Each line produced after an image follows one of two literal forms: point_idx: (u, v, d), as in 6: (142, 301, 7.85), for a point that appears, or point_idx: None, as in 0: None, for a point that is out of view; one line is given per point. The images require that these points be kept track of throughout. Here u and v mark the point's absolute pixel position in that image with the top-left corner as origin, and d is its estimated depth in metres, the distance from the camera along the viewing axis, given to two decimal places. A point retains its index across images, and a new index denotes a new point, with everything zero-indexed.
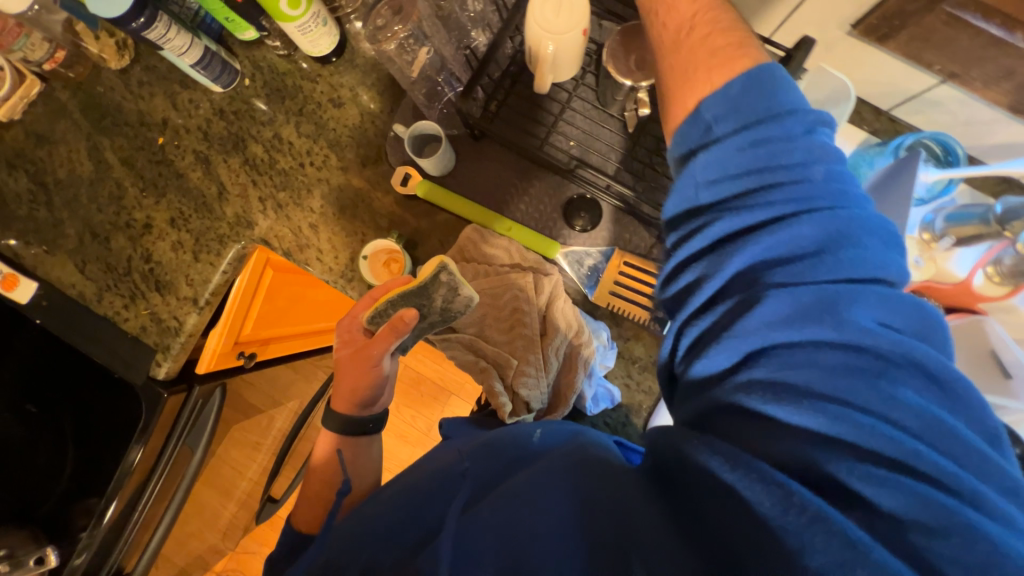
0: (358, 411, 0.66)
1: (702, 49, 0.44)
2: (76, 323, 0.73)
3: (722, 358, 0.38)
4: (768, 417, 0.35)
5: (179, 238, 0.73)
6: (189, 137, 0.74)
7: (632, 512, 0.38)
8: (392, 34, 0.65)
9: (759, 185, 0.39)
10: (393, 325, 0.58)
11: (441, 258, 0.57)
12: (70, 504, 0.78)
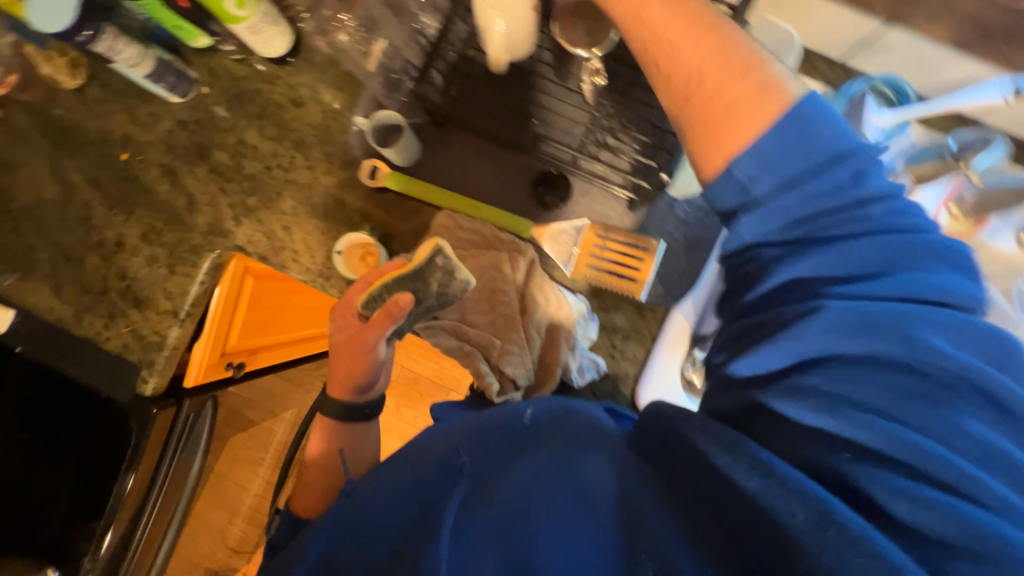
0: (353, 395, 0.68)
1: (728, 91, 0.41)
2: (58, 346, 0.73)
3: (781, 382, 0.37)
4: (826, 436, 0.35)
5: (153, 252, 0.73)
6: (154, 151, 0.73)
7: (626, 490, 0.39)
8: (340, 24, 0.71)
9: (808, 220, 0.38)
10: (388, 310, 0.59)
11: (437, 241, 0.59)
12: (66, 532, 0.78)
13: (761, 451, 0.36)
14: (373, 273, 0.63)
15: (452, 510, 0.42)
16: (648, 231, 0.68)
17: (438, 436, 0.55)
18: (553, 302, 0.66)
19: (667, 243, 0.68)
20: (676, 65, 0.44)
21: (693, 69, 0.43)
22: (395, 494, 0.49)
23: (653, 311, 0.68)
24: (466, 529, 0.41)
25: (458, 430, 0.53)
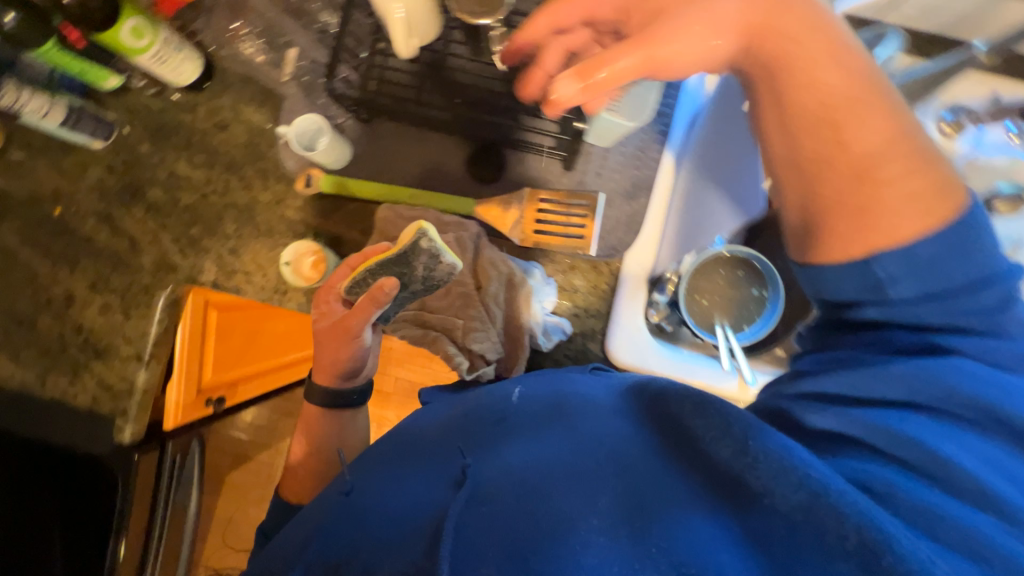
0: (341, 380, 0.68)
1: (894, 171, 0.36)
2: (26, 411, 0.72)
3: (846, 411, 0.35)
4: (868, 445, 0.33)
5: (105, 301, 0.72)
6: (86, 200, 0.73)
7: (638, 465, 0.38)
8: (235, 33, 0.71)
9: (935, 321, 0.35)
10: (372, 295, 0.57)
11: (420, 223, 0.55)
12: None
13: (805, 463, 0.32)
14: (359, 258, 0.62)
15: (462, 499, 0.39)
16: (588, 188, 0.69)
17: (434, 437, 0.53)
18: (504, 275, 0.66)
19: (607, 196, 0.69)
20: (849, 136, 0.37)
21: (874, 146, 0.37)
22: (407, 492, 0.46)
23: (608, 264, 0.69)
24: (470, 519, 0.37)
25: (452, 429, 0.53)
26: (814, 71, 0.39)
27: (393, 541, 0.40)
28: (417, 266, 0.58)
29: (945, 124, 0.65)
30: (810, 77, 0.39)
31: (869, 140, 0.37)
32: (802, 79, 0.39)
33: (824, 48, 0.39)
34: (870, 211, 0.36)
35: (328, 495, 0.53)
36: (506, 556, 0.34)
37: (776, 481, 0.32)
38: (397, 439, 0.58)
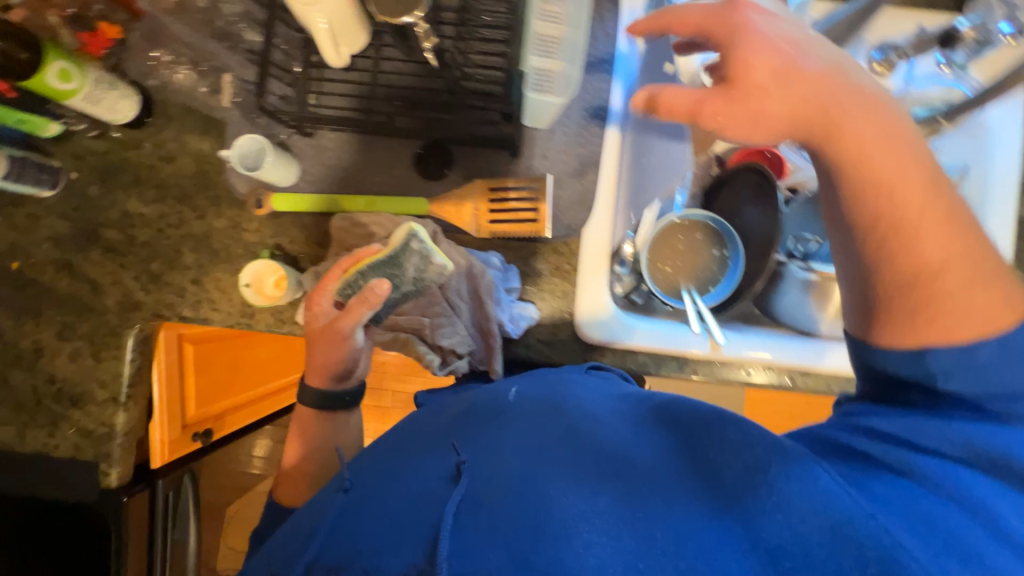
0: (332, 384, 0.68)
1: (959, 277, 0.40)
2: (11, 467, 0.72)
3: (874, 450, 0.39)
4: (890, 478, 0.37)
5: (74, 348, 0.72)
6: (43, 251, 0.73)
7: (643, 468, 0.41)
8: (160, 62, 0.70)
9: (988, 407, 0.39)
10: (364, 296, 0.58)
11: (410, 225, 0.58)
12: None
13: (834, 488, 0.36)
14: (348, 260, 0.62)
15: (456, 497, 0.41)
16: (536, 171, 0.70)
17: (429, 430, 0.54)
18: (466, 270, 0.66)
19: (557, 177, 0.69)
20: (915, 252, 0.40)
21: (938, 261, 0.40)
22: (404, 483, 0.46)
23: (567, 244, 0.70)
24: (464, 522, 0.39)
25: (447, 421, 0.54)
26: (891, 176, 0.40)
27: (388, 534, 0.41)
28: (409, 266, 0.60)
29: (875, 63, 0.66)
30: (887, 173, 0.40)
31: (937, 249, 0.40)
32: (882, 182, 0.40)
33: (898, 160, 0.40)
34: (932, 318, 0.40)
35: (325, 496, 0.52)
36: (509, 557, 0.36)
37: (800, 505, 0.36)
38: (400, 433, 0.59)
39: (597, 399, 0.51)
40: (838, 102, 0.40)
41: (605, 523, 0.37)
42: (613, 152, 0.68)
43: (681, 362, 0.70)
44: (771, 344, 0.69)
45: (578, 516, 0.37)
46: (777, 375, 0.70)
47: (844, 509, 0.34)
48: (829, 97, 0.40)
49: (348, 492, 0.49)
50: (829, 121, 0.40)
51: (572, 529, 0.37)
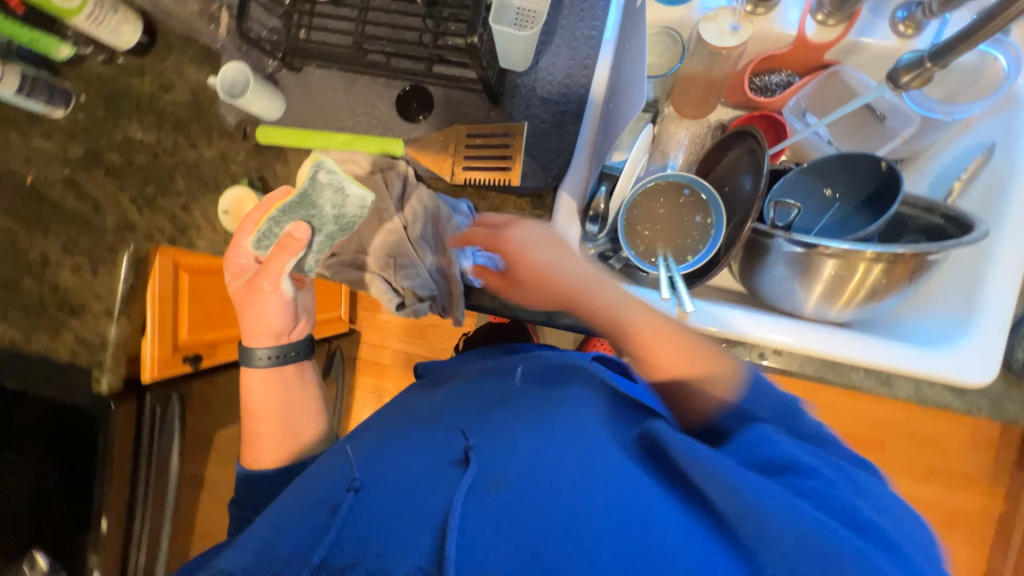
0: (277, 341, 0.70)
1: (678, 388, 0.53)
2: (19, 365, 0.79)
3: (775, 462, 0.42)
4: (818, 491, 0.39)
5: (75, 262, 0.77)
6: (53, 169, 0.77)
7: (632, 471, 0.41)
8: None
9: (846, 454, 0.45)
10: (284, 243, 0.62)
11: (315, 156, 0.60)
12: (70, 540, 0.80)
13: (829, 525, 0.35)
14: (261, 210, 0.64)
15: (462, 488, 0.41)
16: (517, 120, 0.68)
17: (428, 416, 0.55)
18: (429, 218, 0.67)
19: (536, 127, 0.68)
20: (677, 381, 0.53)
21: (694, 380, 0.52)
22: (407, 475, 0.45)
23: (541, 198, 0.68)
24: (472, 510, 0.40)
25: (448, 409, 0.55)
26: (614, 321, 0.56)
27: (393, 526, 0.41)
28: (325, 200, 0.62)
29: (899, 24, 0.63)
30: (605, 316, 0.57)
31: (667, 377, 0.54)
32: (608, 324, 0.56)
33: (614, 312, 0.56)
34: (678, 404, 0.54)
35: (325, 483, 0.49)
36: (516, 554, 0.37)
37: (783, 525, 0.35)
38: (399, 408, 0.62)
39: (583, 392, 0.51)
40: (552, 275, 0.58)
41: (609, 522, 0.37)
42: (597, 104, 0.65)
43: None
44: (744, 319, 0.66)
45: (581, 515, 0.38)
46: (749, 352, 0.68)
47: (816, 521, 0.36)
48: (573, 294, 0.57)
49: (357, 492, 0.45)
50: (560, 292, 0.58)
51: (579, 528, 0.37)
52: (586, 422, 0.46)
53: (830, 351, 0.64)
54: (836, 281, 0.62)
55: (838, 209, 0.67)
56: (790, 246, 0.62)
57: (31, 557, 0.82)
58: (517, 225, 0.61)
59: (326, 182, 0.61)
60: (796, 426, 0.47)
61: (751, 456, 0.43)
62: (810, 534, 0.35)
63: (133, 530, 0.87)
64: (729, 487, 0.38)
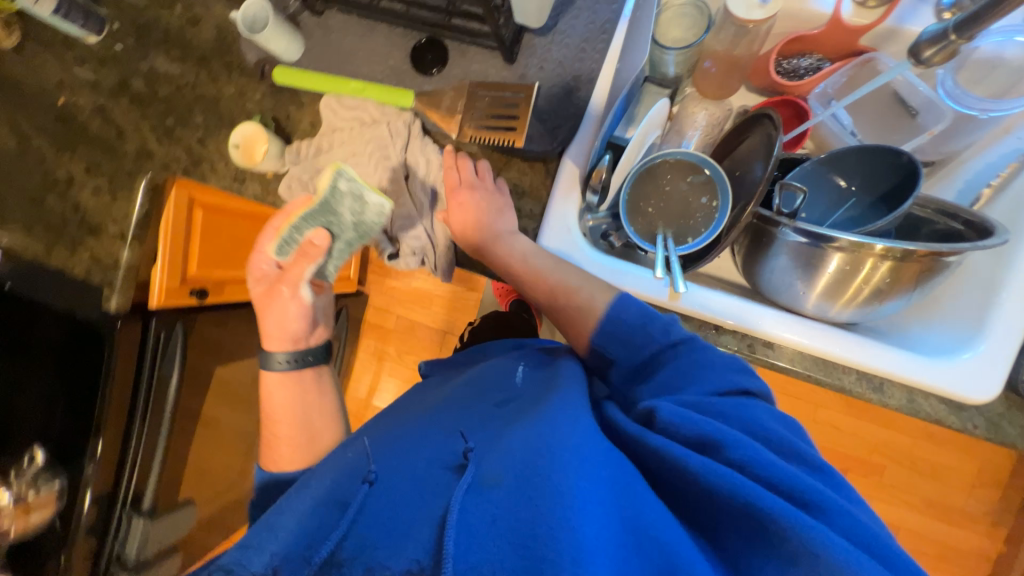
0: (293, 346, 0.71)
1: (567, 313, 0.61)
2: (38, 277, 0.83)
3: (679, 423, 0.45)
4: (752, 467, 0.41)
5: (97, 184, 0.81)
6: (83, 92, 0.81)
7: (614, 460, 0.44)
8: None
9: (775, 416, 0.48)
10: (305, 250, 0.65)
11: (335, 165, 0.60)
12: (69, 446, 0.83)
13: (781, 507, 0.37)
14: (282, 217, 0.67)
15: (461, 488, 0.40)
16: (529, 81, 0.67)
17: (435, 413, 0.57)
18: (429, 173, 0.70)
19: (547, 91, 0.67)
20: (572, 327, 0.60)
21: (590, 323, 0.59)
22: (406, 473, 0.46)
23: (545, 162, 0.68)
24: (470, 506, 0.39)
25: (452, 408, 0.57)
26: (525, 267, 0.64)
27: (394, 521, 0.41)
28: (345, 209, 0.63)
29: (945, 12, 0.59)
30: (519, 264, 0.64)
31: (563, 305, 0.61)
32: (520, 269, 0.64)
33: (527, 260, 0.64)
34: (571, 331, 0.62)
35: (331, 482, 0.49)
36: (509, 545, 0.35)
37: (744, 510, 0.38)
38: (397, 408, 0.68)
39: (569, 382, 0.54)
40: (484, 225, 0.65)
41: (594, 503, 0.38)
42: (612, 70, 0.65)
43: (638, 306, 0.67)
44: (738, 308, 0.64)
45: (569, 500, 0.37)
46: (738, 342, 0.66)
47: (755, 495, 0.38)
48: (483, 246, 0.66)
49: (372, 483, 0.47)
50: (480, 240, 0.65)
51: (565, 508, 0.36)
52: (567, 412, 0.48)
53: (823, 349, 0.62)
54: (840, 277, 0.60)
55: (853, 206, 0.65)
56: (795, 236, 0.60)
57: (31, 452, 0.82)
58: (470, 172, 0.66)
59: (347, 190, 0.63)
60: (651, 330, 0.55)
61: (667, 416, 0.46)
62: (756, 510, 0.38)
63: (128, 457, 0.88)
64: (702, 488, 0.41)
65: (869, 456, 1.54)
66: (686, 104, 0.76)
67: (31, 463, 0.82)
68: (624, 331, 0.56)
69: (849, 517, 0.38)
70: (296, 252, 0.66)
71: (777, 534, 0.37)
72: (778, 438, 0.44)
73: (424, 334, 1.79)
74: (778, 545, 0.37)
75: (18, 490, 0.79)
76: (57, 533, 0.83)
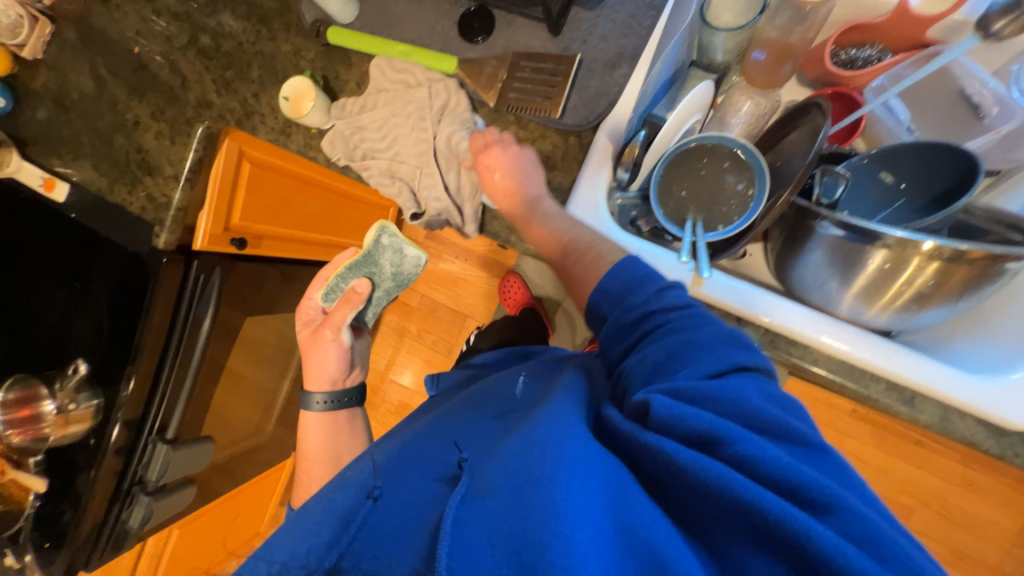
0: (331, 386, 0.83)
1: (577, 272, 0.61)
2: (98, 210, 0.90)
3: (675, 417, 0.42)
4: (750, 462, 0.39)
5: (159, 128, 0.87)
6: (157, 43, 0.87)
7: (605, 456, 0.44)
8: None
9: (775, 399, 0.45)
10: (349, 298, 0.78)
11: (381, 223, 0.80)
12: (109, 368, 0.89)
13: (771, 503, 0.36)
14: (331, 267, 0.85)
15: (455, 499, 0.44)
16: (571, 54, 0.67)
17: (433, 426, 0.66)
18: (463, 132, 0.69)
19: (589, 64, 0.66)
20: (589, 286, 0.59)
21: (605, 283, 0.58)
22: (407, 486, 0.53)
23: (579, 137, 0.68)
24: (464, 516, 0.43)
25: (453, 425, 0.64)
26: (545, 231, 0.63)
27: (397, 530, 0.48)
28: (386, 260, 0.82)
29: None
30: (540, 229, 0.63)
31: (573, 265, 0.61)
32: (540, 232, 0.64)
33: (548, 221, 0.63)
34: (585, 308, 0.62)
35: (341, 492, 0.56)
36: (503, 555, 0.39)
37: (731, 514, 0.37)
38: (403, 427, 0.77)
39: (569, 386, 0.56)
40: (513, 192, 0.65)
41: (585, 505, 0.39)
42: (656, 46, 0.64)
43: None
44: (765, 301, 0.62)
45: (556, 507, 0.39)
46: (761, 335, 0.63)
47: (744, 492, 0.37)
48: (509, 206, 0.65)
49: (375, 499, 0.53)
50: (506, 205, 0.65)
51: (554, 514, 0.38)
52: (563, 412, 0.49)
53: (852, 355, 0.59)
54: (880, 275, 0.57)
55: (902, 205, 0.62)
56: (834, 229, 0.57)
57: (74, 365, 0.89)
58: (497, 142, 0.66)
59: (389, 244, 0.82)
60: (645, 297, 0.54)
61: (658, 408, 0.43)
62: (744, 508, 0.37)
63: (158, 387, 0.93)
64: (692, 484, 0.40)
65: (897, 496, 1.44)
66: (732, 93, 0.73)
67: (74, 373, 0.88)
68: (627, 313, 0.54)
69: (848, 509, 0.36)
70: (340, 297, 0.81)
71: (766, 531, 0.36)
72: (773, 418, 0.42)
73: (445, 315, 1.82)
74: (766, 538, 0.36)
75: (61, 401, 0.86)
76: (89, 449, 0.89)
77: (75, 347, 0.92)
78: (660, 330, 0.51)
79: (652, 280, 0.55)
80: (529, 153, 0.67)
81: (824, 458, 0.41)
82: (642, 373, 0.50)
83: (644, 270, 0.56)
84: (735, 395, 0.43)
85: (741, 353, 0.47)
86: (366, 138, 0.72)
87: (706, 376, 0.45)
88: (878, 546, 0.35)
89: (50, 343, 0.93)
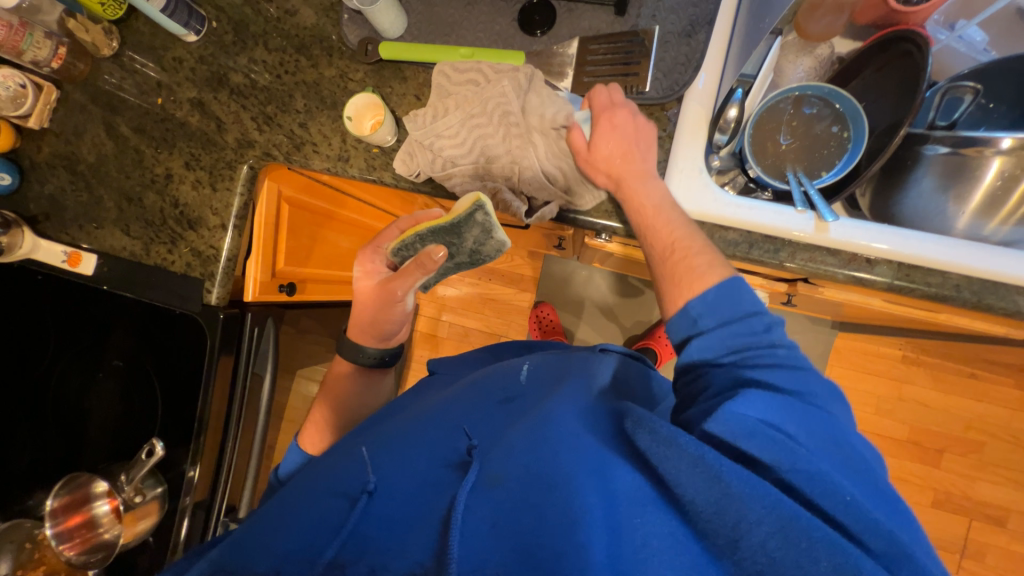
0: (376, 343, 0.78)
1: (678, 270, 0.58)
2: (135, 276, 0.83)
3: (737, 438, 0.43)
4: (795, 486, 0.42)
5: (196, 177, 0.81)
6: (182, 89, 0.81)
7: (617, 476, 0.46)
8: None
9: (858, 442, 0.47)
10: (421, 261, 0.65)
11: (477, 197, 0.61)
12: (166, 448, 0.80)
13: (810, 529, 0.38)
14: (410, 221, 0.73)
15: (466, 487, 0.45)
16: (642, 30, 0.68)
17: (435, 414, 0.62)
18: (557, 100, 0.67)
19: (663, 37, 0.68)
20: (671, 292, 0.58)
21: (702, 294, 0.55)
22: (409, 476, 0.53)
23: (663, 109, 0.67)
24: (473, 505, 0.44)
25: (454, 408, 0.62)
26: (656, 212, 0.61)
27: (394, 531, 0.46)
28: (470, 236, 0.66)
29: None
30: (652, 209, 0.61)
31: (677, 261, 0.58)
32: (648, 216, 0.61)
33: (660, 208, 0.61)
34: (666, 288, 0.59)
35: (347, 476, 0.56)
36: (513, 551, 0.40)
37: (763, 524, 0.38)
38: (384, 411, 0.74)
39: (569, 389, 0.58)
40: (626, 166, 0.62)
41: (603, 517, 0.42)
42: (731, 15, 0.66)
43: (776, 245, 0.64)
44: (900, 236, 0.60)
45: (580, 521, 0.41)
46: (895, 272, 0.62)
47: (793, 511, 0.38)
48: (623, 176, 0.62)
49: (371, 493, 0.51)
50: (622, 170, 0.62)
51: (578, 527, 0.41)
52: (572, 417, 0.52)
53: (993, 270, 0.59)
54: (1000, 184, 0.59)
55: (996, 121, 0.67)
56: (940, 149, 0.61)
57: (146, 447, 0.75)
58: (613, 108, 0.64)
59: (480, 222, 0.63)
60: (740, 307, 0.53)
61: (721, 427, 0.44)
62: (787, 522, 0.38)
63: (224, 464, 0.83)
64: (721, 487, 0.40)
65: (964, 432, 1.44)
66: (784, 53, 0.73)
67: (150, 458, 0.74)
68: (722, 304, 0.53)
69: (890, 539, 0.39)
70: (413, 258, 0.68)
71: (812, 556, 0.37)
72: (841, 457, 0.45)
73: (477, 340, 1.75)
74: (808, 566, 0.37)
75: (127, 495, 0.75)
76: (152, 549, 0.80)
77: (131, 430, 0.83)
78: (766, 355, 0.50)
79: (762, 314, 0.52)
80: (653, 130, 0.65)
81: (867, 483, 0.44)
82: (722, 385, 0.50)
83: (754, 300, 0.54)
84: (809, 424, 0.46)
85: (816, 381, 0.50)
86: (445, 146, 0.68)
87: (789, 402, 0.47)
88: (892, 565, 0.39)
89: (105, 429, 0.84)
